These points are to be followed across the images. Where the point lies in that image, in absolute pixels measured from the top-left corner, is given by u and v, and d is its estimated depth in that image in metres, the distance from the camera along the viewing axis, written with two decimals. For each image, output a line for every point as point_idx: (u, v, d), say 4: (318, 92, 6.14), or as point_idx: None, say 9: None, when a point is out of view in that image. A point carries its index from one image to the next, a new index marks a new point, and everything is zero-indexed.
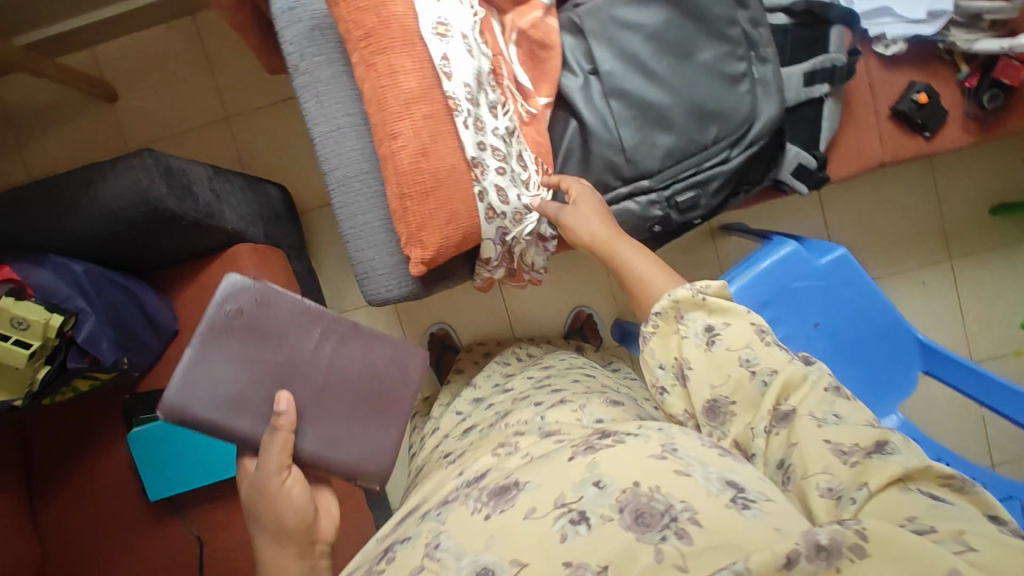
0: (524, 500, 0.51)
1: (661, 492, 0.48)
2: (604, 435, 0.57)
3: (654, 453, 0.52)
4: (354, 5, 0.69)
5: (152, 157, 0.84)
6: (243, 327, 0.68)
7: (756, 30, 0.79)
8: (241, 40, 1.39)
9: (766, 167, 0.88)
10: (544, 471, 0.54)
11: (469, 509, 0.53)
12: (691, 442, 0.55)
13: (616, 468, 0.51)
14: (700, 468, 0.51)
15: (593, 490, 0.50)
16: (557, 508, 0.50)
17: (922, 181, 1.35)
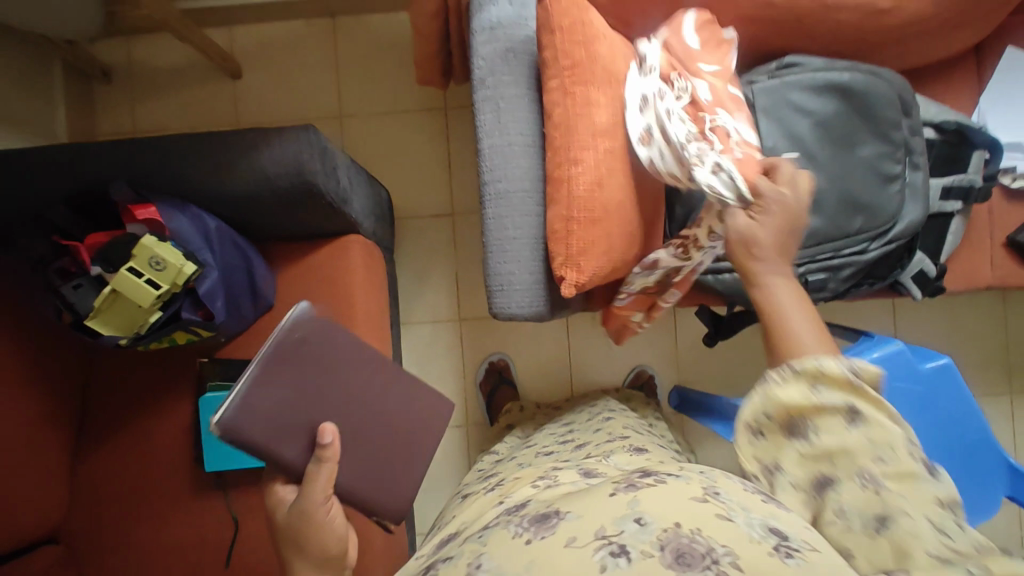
0: (564, 530, 0.49)
1: (701, 534, 0.46)
2: (647, 475, 0.55)
3: (695, 496, 0.51)
4: (569, 37, 0.73)
5: (315, 133, 0.86)
6: (306, 355, 0.63)
7: (913, 138, 0.85)
8: (373, 47, 1.43)
9: (892, 265, 0.90)
10: (584, 503, 0.51)
11: (511, 533, 0.51)
12: (738, 488, 0.54)
13: (660, 508, 0.49)
14: (743, 516, 0.49)
15: (633, 526, 0.47)
16: (597, 539, 0.47)
17: (997, 312, 1.37)
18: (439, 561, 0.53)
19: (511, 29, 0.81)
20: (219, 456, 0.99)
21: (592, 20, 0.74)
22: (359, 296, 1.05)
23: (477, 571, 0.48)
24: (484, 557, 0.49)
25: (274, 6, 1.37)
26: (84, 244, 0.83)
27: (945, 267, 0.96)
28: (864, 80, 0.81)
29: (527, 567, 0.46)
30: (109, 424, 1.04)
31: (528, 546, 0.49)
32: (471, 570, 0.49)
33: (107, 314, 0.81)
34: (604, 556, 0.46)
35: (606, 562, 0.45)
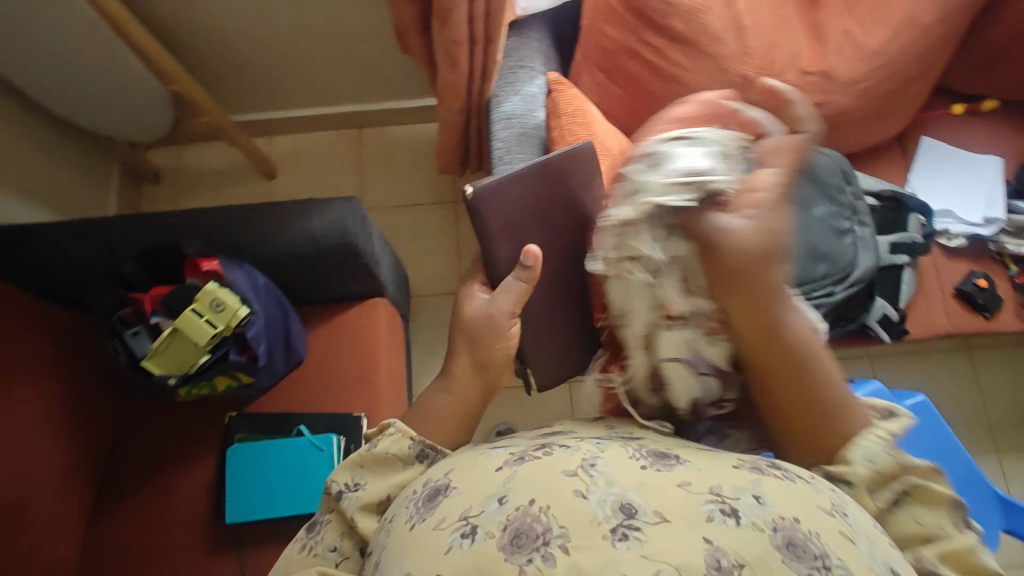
0: (681, 472, 0.47)
1: (820, 540, 0.43)
2: (775, 466, 0.50)
3: (823, 506, 0.46)
4: (572, 120, 0.92)
5: (359, 202, 1.01)
6: (554, 175, 0.81)
7: (857, 201, 1.02)
8: (392, 151, 1.65)
9: (859, 308, 1.04)
10: (706, 459, 0.50)
11: (628, 454, 0.50)
12: (866, 520, 0.48)
13: (785, 500, 0.45)
14: (867, 544, 0.45)
15: (751, 500, 0.45)
16: (711, 494, 0.45)
17: (966, 373, 1.48)
18: (555, 446, 0.51)
19: (524, 120, 1.01)
20: (242, 507, 0.99)
21: (589, 109, 0.94)
22: (382, 351, 1.13)
23: (589, 470, 0.47)
24: (601, 459, 0.48)
25: (310, 119, 1.60)
26: (147, 295, 0.95)
27: (906, 313, 1.09)
28: (810, 156, 1.00)
29: (637, 487, 0.46)
30: (130, 482, 1.05)
31: (642, 471, 0.47)
32: (584, 466, 0.47)
33: (163, 356, 0.91)
34: (714, 509, 0.44)
35: (713, 514, 0.44)
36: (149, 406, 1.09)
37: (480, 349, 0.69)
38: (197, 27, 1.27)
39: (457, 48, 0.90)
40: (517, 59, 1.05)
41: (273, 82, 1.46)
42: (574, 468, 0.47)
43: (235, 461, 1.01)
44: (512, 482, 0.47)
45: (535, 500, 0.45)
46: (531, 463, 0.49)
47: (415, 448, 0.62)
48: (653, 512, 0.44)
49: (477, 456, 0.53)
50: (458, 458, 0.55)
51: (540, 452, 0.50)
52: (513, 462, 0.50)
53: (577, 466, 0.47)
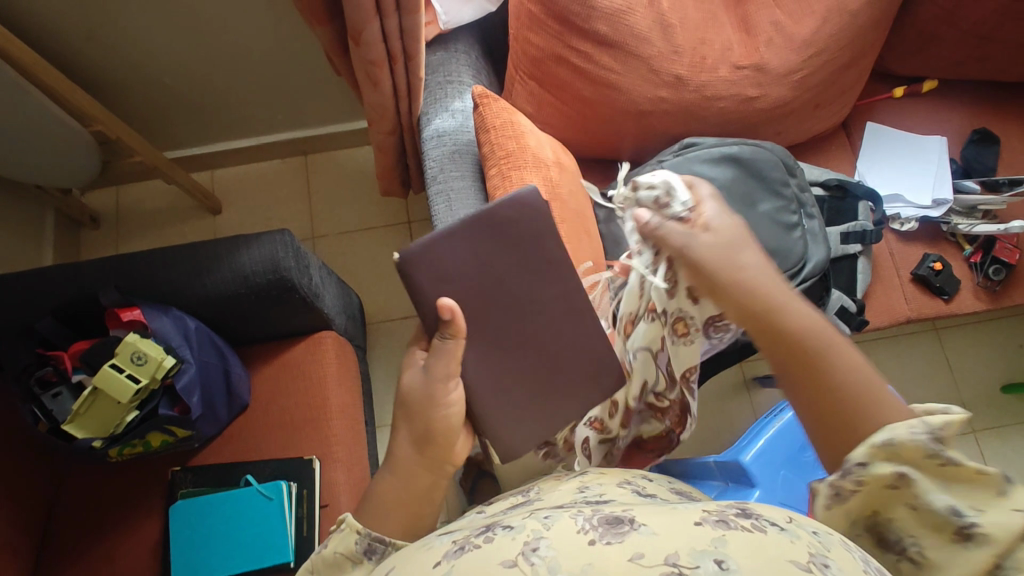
0: (635, 542, 0.41)
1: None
2: (746, 514, 0.43)
3: (797, 560, 0.39)
4: (500, 134, 0.89)
5: (289, 235, 0.96)
6: (493, 227, 0.74)
7: (803, 194, 1.01)
8: (340, 175, 1.60)
9: (814, 303, 1.02)
10: (664, 518, 0.43)
11: (576, 526, 0.43)
12: (853, 565, 0.40)
13: (751, 557, 0.39)
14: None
15: (713, 567, 0.38)
16: (667, 565, 0.38)
17: (935, 353, 1.47)
18: (498, 527, 0.46)
19: (456, 136, 0.98)
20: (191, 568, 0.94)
21: (518, 121, 0.91)
22: (332, 387, 1.08)
23: (530, 556, 0.41)
24: (544, 540, 0.42)
25: (251, 149, 1.55)
26: (67, 351, 0.88)
27: (864, 303, 1.07)
28: (751, 151, 0.99)
29: (584, 571, 0.39)
30: (69, 552, 0.98)
31: (590, 547, 0.41)
32: (524, 553, 0.41)
33: (84, 418, 0.85)
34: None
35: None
36: (87, 468, 1.03)
37: (415, 421, 0.68)
38: (120, 64, 1.23)
39: (376, 68, 0.87)
40: (444, 74, 1.02)
41: (208, 114, 1.42)
42: (513, 558, 0.41)
43: (182, 516, 0.96)
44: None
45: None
46: (469, 555, 0.43)
47: (362, 543, 0.57)
48: None
49: (421, 548, 0.48)
50: (405, 552, 0.49)
51: (481, 538, 0.45)
52: (453, 553, 0.44)
53: (517, 554, 0.41)
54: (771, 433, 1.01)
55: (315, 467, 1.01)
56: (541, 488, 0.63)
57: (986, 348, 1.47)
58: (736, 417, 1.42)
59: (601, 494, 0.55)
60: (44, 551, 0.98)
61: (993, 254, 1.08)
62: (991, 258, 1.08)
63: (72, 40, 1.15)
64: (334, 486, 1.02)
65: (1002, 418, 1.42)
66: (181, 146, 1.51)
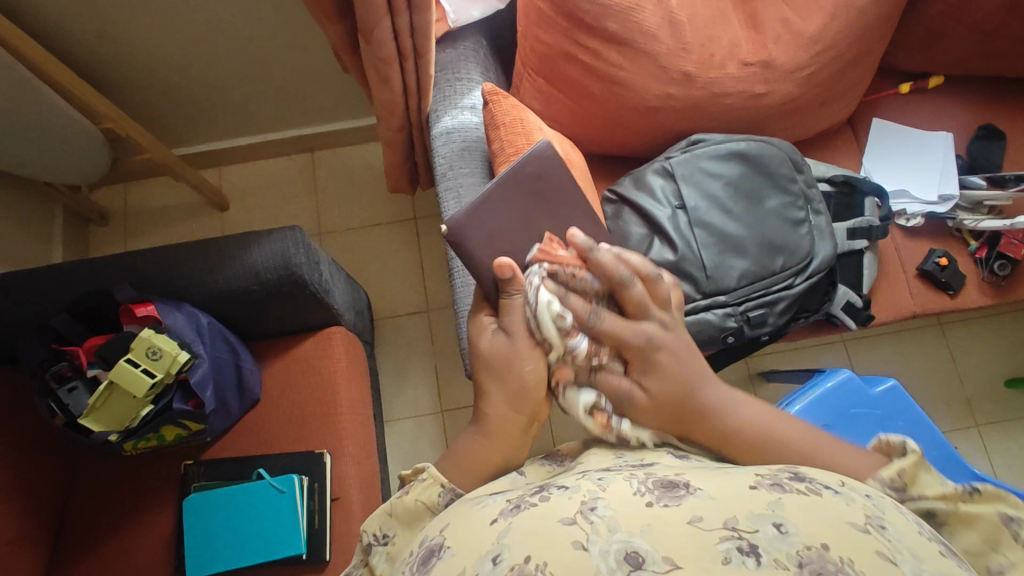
0: (694, 506, 0.41)
1: (853, 566, 0.37)
2: (800, 479, 0.45)
3: (855, 523, 0.40)
4: (510, 131, 0.90)
5: (300, 231, 0.97)
6: (534, 180, 0.76)
7: (810, 190, 1.01)
8: (347, 172, 1.61)
9: (820, 298, 1.03)
10: (718, 481, 0.44)
11: (633, 490, 0.44)
12: (909, 528, 0.42)
13: (808, 520, 0.40)
14: (910, 563, 0.38)
15: (771, 530, 0.39)
16: (726, 528, 0.39)
17: (939, 349, 1.47)
18: (553, 488, 0.46)
19: (465, 133, 0.98)
20: (205, 561, 0.95)
21: (528, 117, 0.92)
22: (342, 383, 1.09)
23: (589, 515, 0.42)
24: (602, 501, 0.43)
25: (259, 146, 1.56)
26: (83, 347, 0.90)
27: (870, 299, 1.08)
28: (758, 148, 0.99)
29: (643, 530, 0.40)
30: (85, 543, 0.99)
31: (647, 509, 0.42)
32: (583, 512, 0.42)
33: (100, 412, 0.86)
34: (731, 548, 0.38)
35: (731, 555, 0.38)
36: (100, 462, 1.04)
37: (508, 384, 0.67)
38: (129, 61, 1.24)
39: (386, 66, 0.88)
40: (453, 71, 1.02)
41: (216, 112, 1.43)
42: (572, 516, 0.42)
43: (195, 511, 0.97)
44: (506, 537, 0.42)
45: (531, 558, 0.39)
46: (527, 512, 0.44)
47: (445, 496, 0.61)
48: (662, 558, 0.38)
49: (472, 506, 0.48)
50: (456, 510, 0.50)
51: (538, 497, 0.45)
52: (510, 511, 0.45)
53: (576, 512, 0.42)
54: None
55: (327, 460, 1.02)
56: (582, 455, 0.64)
57: (990, 344, 1.48)
58: None
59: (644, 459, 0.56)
60: (59, 544, 1.00)
61: (998, 250, 1.08)
62: (996, 253, 1.08)
63: (83, 38, 1.16)
64: (344, 480, 1.03)
65: (1005, 413, 1.43)
66: (188, 143, 1.52)
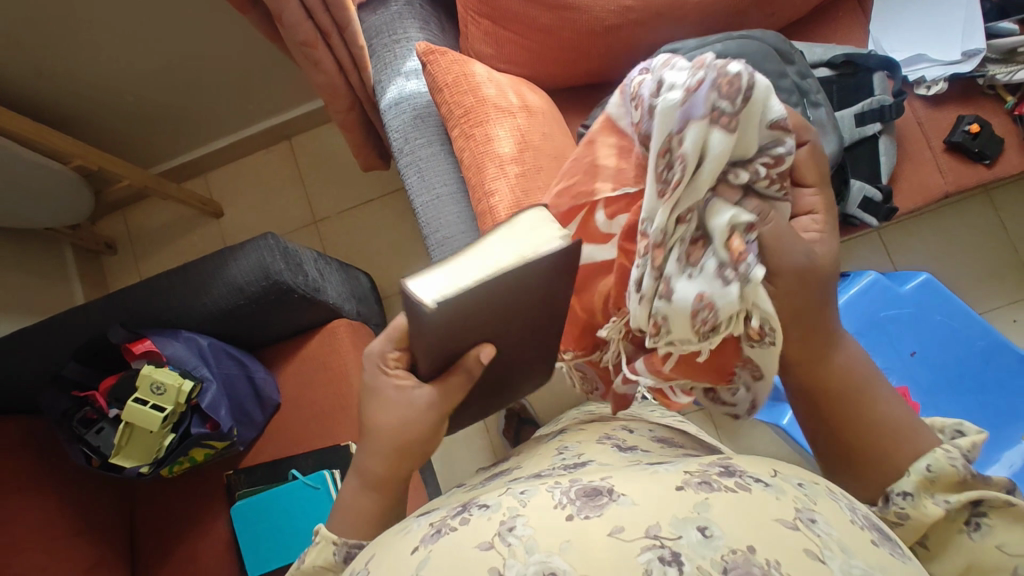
0: (615, 514, 0.40)
1: (780, 569, 0.37)
2: (730, 473, 0.43)
3: (782, 519, 0.40)
4: (455, 90, 0.83)
5: (274, 238, 0.94)
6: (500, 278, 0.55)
7: (804, 81, 0.90)
8: (328, 153, 1.56)
9: (833, 200, 0.93)
10: (645, 486, 0.42)
11: (553, 501, 0.43)
12: (840, 517, 0.41)
13: (736, 523, 0.39)
14: (839, 558, 0.38)
15: (696, 535, 0.38)
16: (647, 537, 0.38)
17: (987, 218, 1.34)
18: (473, 507, 0.45)
19: (414, 100, 0.91)
20: (264, 559, 1.01)
21: (473, 70, 0.84)
22: (355, 374, 1.09)
23: (507, 537, 0.41)
24: (520, 519, 0.42)
25: (235, 145, 1.52)
26: (99, 390, 0.92)
27: (892, 188, 0.96)
28: (737, 46, 0.88)
29: (562, 547, 0.39)
30: (156, 559, 1.07)
31: (569, 523, 0.40)
32: (501, 533, 0.41)
33: (128, 448, 0.91)
34: (651, 559, 0.37)
35: (652, 567, 0.37)
36: (152, 485, 1.10)
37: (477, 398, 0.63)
38: (82, 89, 1.22)
39: (310, 49, 0.83)
40: (389, 33, 0.94)
41: (183, 121, 1.40)
42: (490, 539, 0.41)
43: (244, 516, 1.02)
44: (424, 567, 0.41)
45: None
46: (446, 538, 0.43)
47: (341, 552, 0.55)
48: None
49: (399, 532, 0.47)
50: (381, 539, 0.49)
51: (457, 520, 0.44)
52: (430, 537, 0.44)
53: (495, 535, 0.41)
54: None
55: (354, 451, 1.04)
56: (521, 455, 0.62)
57: None
58: None
59: (579, 454, 0.54)
60: (135, 563, 1.08)
61: None
62: None
63: (27, 76, 1.14)
64: None
65: None
66: (168, 158, 1.51)
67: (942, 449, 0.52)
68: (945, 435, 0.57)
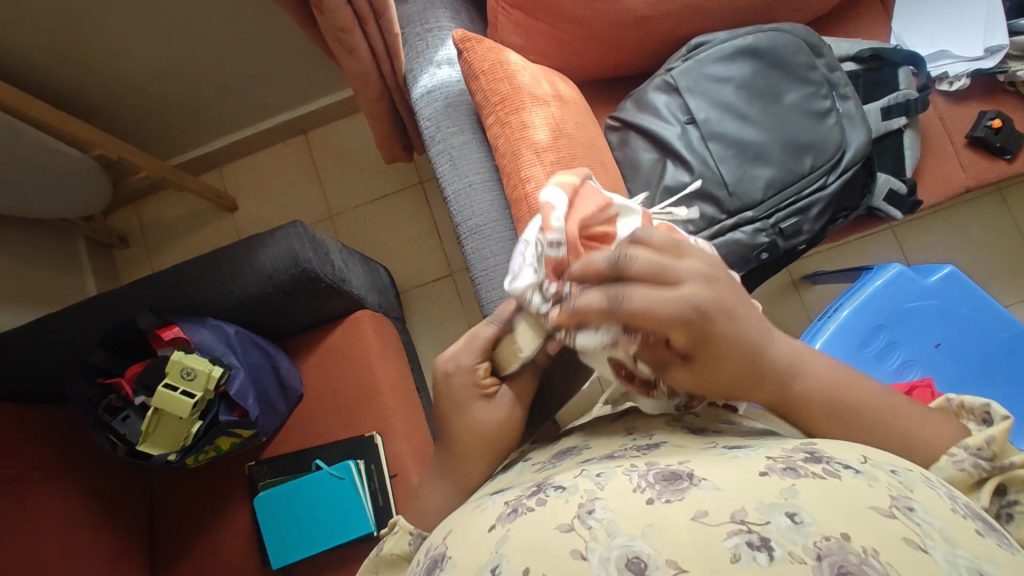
0: (698, 499, 0.40)
1: (880, 559, 0.35)
2: (816, 459, 0.43)
3: (878, 507, 0.38)
4: (492, 78, 0.84)
5: (302, 226, 0.94)
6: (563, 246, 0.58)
7: (833, 74, 0.91)
8: (346, 146, 1.56)
9: (860, 192, 0.94)
10: (728, 472, 0.43)
11: (631, 485, 0.43)
12: (939, 505, 0.40)
13: (828, 510, 0.38)
14: (943, 548, 0.36)
15: (785, 521, 0.38)
16: (734, 523, 0.38)
17: (999, 214, 1.36)
18: (550, 488, 0.45)
19: (446, 89, 0.91)
20: (287, 549, 0.99)
21: (509, 58, 0.85)
22: (378, 365, 1.08)
23: (587, 520, 0.41)
24: (600, 502, 0.42)
25: (252, 138, 1.52)
26: (125, 377, 0.92)
27: (915, 182, 0.98)
28: (768, 39, 0.89)
29: (645, 532, 0.39)
30: (176, 552, 1.05)
31: (651, 506, 0.41)
32: (581, 515, 0.41)
33: (155, 435, 0.90)
34: (739, 544, 0.37)
35: (740, 552, 0.36)
36: (172, 478, 1.09)
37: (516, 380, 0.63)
38: (103, 77, 1.22)
39: (347, 35, 0.83)
40: (421, 22, 0.94)
41: (201, 113, 1.40)
42: (569, 521, 0.41)
43: (269, 508, 1.00)
44: (504, 546, 0.42)
45: (530, 570, 0.39)
46: (525, 517, 0.43)
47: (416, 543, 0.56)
48: (667, 563, 0.37)
49: (473, 510, 0.49)
50: (456, 515, 0.50)
51: (534, 499, 0.45)
52: (508, 516, 0.44)
53: (574, 517, 0.41)
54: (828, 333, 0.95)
55: (378, 442, 1.03)
56: (587, 431, 0.62)
57: None
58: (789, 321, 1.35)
59: (651, 436, 0.54)
60: (153, 557, 1.06)
61: None
62: None
63: (51, 62, 1.14)
64: (397, 457, 1.04)
65: None
66: (184, 150, 1.50)
67: (947, 455, 0.49)
68: (973, 419, 0.53)
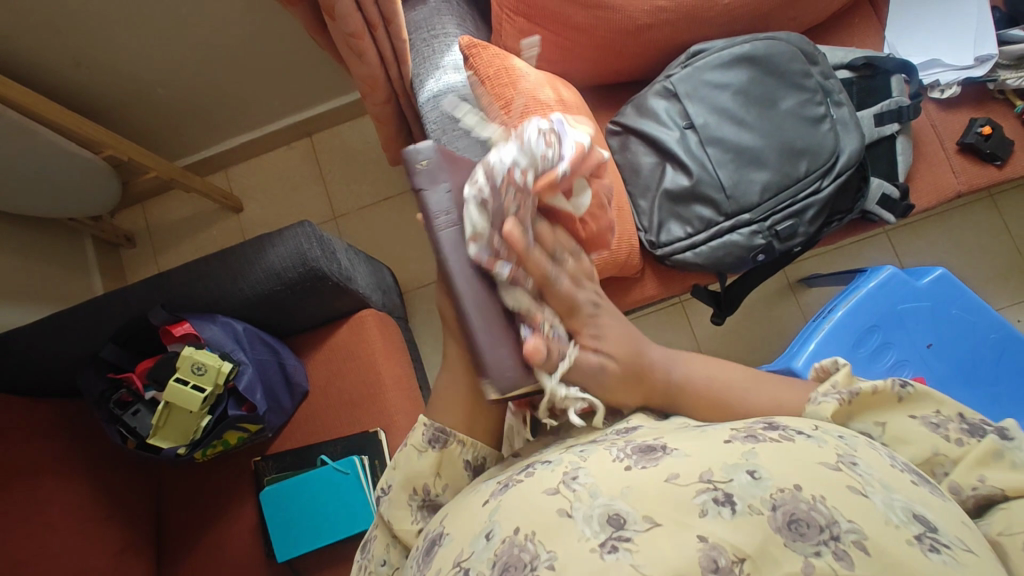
0: (669, 464, 0.43)
1: (827, 504, 0.38)
2: (773, 427, 0.45)
3: (826, 461, 0.41)
4: (497, 83, 0.86)
5: (309, 225, 0.96)
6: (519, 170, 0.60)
7: (827, 81, 0.94)
8: (350, 149, 1.58)
9: (853, 196, 0.96)
10: (693, 440, 0.45)
11: (611, 457, 0.45)
12: (880, 461, 0.43)
13: (781, 465, 0.41)
14: (882, 494, 0.39)
15: (745, 477, 0.40)
16: (701, 482, 0.41)
17: (991, 219, 1.38)
18: (536, 465, 0.48)
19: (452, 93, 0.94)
20: (290, 543, 1.00)
21: (512, 64, 0.88)
22: (382, 363, 1.10)
23: (571, 484, 0.43)
24: (583, 470, 0.44)
25: (259, 140, 1.55)
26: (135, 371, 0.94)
27: (908, 187, 1.00)
28: (764, 47, 0.92)
29: (624, 493, 0.42)
30: (181, 544, 1.07)
31: (626, 473, 0.43)
32: (565, 481, 0.44)
33: (165, 429, 0.93)
34: (706, 500, 0.40)
35: (707, 507, 0.39)
36: (178, 473, 1.11)
37: None
38: (114, 79, 1.24)
39: (356, 40, 0.85)
40: (429, 28, 0.97)
41: (209, 115, 1.42)
42: (556, 485, 0.44)
43: (274, 501, 1.02)
44: (497, 514, 0.44)
45: (519, 528, 0.42)
46: (515, 489, 0.46)
47: (428, 433, 0.60)
48: (643, 518, 0.40)
49: (469, 495, 0.50)
50: (453, 501, 0.52)
51: (522, 475, 0.47)
52: (499, 491, 0.47)
53: (559, 484, 0.44)
54: (822, 334, 0.97)
55: (381, 438, 1.05)
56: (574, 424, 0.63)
57: None
58: (786, 323, 1.38)
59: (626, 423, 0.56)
60: (159, 550, 1.07)
61: None
62: None
63: (65, 64, 1.16)
64: None
65: None
66: (192, 151, 1.53)
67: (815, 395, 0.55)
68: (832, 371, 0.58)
